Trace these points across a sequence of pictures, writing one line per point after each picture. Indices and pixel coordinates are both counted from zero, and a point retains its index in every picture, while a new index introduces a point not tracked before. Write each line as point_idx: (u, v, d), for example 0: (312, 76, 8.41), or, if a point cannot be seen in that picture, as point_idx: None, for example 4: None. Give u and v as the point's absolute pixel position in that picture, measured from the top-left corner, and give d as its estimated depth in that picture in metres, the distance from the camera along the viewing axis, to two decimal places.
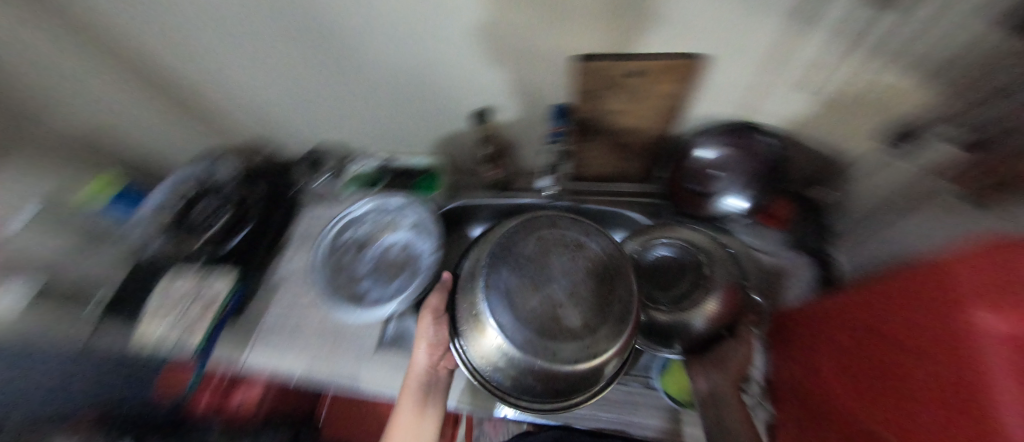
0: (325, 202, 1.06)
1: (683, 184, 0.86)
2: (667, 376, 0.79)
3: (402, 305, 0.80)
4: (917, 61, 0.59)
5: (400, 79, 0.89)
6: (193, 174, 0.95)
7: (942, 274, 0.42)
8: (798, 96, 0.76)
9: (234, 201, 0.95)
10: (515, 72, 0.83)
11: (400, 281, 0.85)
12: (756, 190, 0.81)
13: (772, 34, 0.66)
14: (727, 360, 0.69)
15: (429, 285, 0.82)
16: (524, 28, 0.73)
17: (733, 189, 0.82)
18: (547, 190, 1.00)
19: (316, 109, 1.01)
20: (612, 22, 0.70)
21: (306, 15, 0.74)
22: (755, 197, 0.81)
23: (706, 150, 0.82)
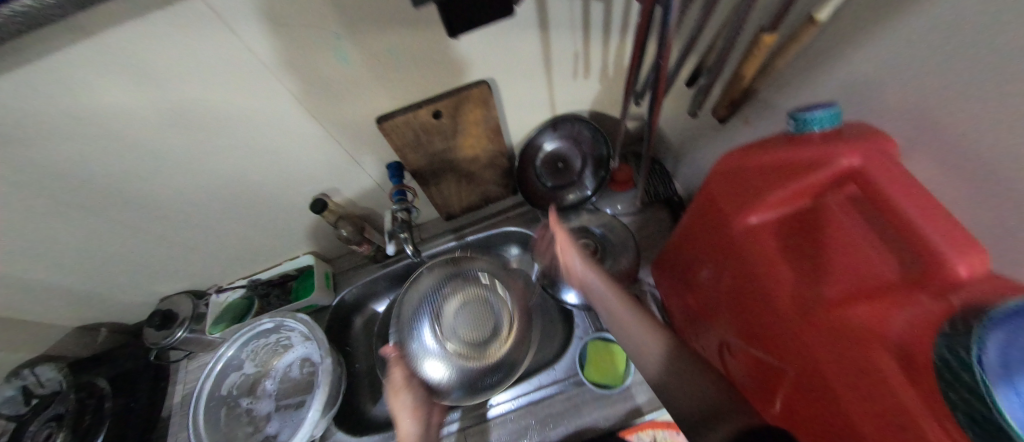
0: None
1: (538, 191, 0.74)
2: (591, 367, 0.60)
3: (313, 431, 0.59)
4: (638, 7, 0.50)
5: (258, 214, 0.65)
6: (3, 400, 0.64)
7: (714, 197, 0.40)
8: (582, 82, 0.62)
9: None
10: (344, 170, 0.62)
11: (306, 409, 0.65)
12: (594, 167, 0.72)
13: (522, 37, 0.51)
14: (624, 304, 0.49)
15: (337, 392, 0.63)
16: (321, 114, 0.52)
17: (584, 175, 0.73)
18: None
19: (177, 271, 0.72)
20: (384, 88, 0.51)
21: (138, 193, 0.54)
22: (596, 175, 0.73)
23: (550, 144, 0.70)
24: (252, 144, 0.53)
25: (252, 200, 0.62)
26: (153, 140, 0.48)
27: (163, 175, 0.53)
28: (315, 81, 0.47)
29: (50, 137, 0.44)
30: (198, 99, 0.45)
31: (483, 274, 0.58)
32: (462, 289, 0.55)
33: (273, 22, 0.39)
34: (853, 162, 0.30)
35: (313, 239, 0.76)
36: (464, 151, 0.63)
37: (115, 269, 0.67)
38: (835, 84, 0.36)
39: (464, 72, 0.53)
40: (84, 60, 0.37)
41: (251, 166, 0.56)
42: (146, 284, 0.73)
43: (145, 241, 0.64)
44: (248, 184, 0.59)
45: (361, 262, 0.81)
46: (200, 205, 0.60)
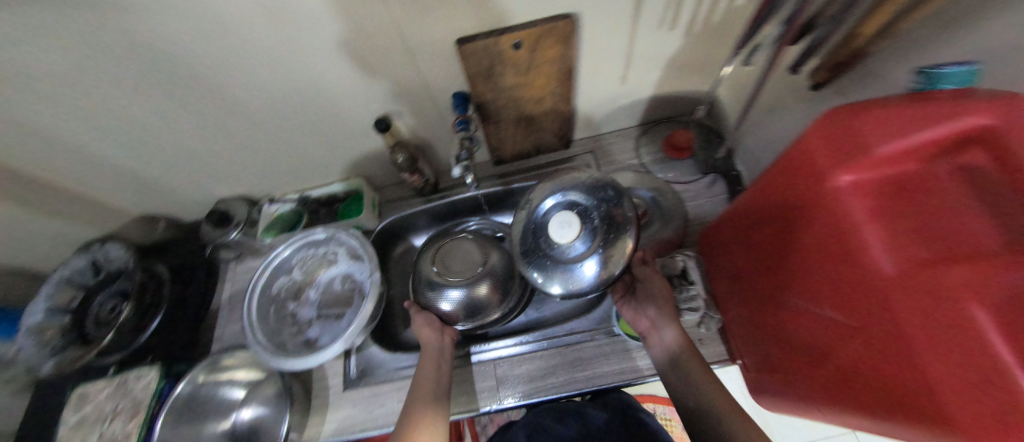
0: (140, 411, 0.61)
1: None
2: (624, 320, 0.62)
3: (354, 337, 0.63)
4: None
5: (321, 126, 0.66)
6: (73, 271, 0.70)
7: (803, 153, 0.38)
8: (665, 34, 0.59)
9: (118, 356, 0.65)
10: (409, 94, 0.62)
11: (347, 318, 0.69)
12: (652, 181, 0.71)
13: None
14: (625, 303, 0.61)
15: (378, 308, 0.66)
16: (401, 28, 0.51)
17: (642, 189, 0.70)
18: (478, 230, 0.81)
19: (237, 173, 0.75)
20: (468, 7, 0.49)
21: (219, 86, 0.56)
22: (655, 188, 0.70)
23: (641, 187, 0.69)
24: (331, 52, 0.53)
25: (318, 111, 0.63)
26: (243, 31, 0.48)
27: (245, 70, 0.54)
28: None
29: (152, 11, 0.45)
30: None
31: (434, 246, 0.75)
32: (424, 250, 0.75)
33: None
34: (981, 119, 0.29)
35: (365, 164, 0.78)
36: (531, 90, 0.62)
37: (181, 162, 0.69)
38: (969, 48, 0.34)
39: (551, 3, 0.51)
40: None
41: (326, 75, 0.57)
42: (207, 184, 0.76)
43: (215, 138, 0.66)
44: (320, 93, 0.59)
45: (406, 195, 0.82)
46: (271, 108, 0.61)
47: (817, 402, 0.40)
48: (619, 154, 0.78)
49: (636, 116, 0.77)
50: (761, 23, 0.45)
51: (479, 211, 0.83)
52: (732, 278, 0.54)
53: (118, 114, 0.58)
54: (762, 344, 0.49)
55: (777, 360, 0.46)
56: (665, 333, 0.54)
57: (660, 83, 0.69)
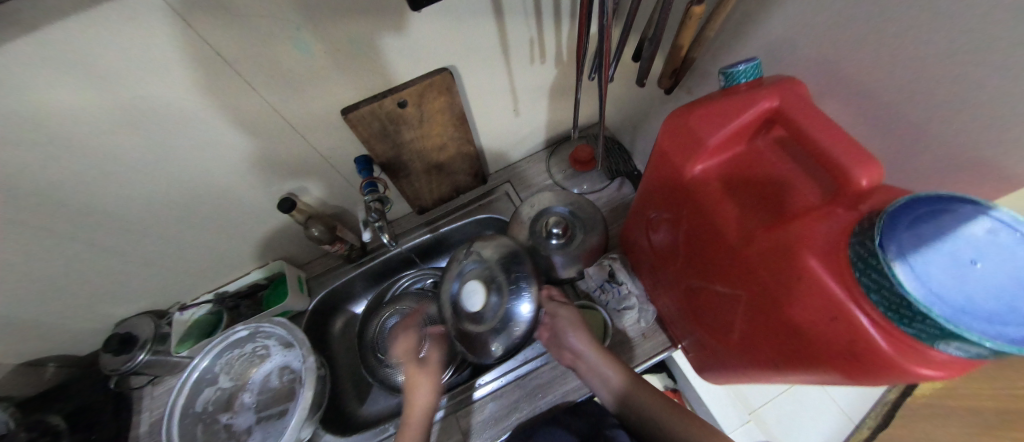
0: None
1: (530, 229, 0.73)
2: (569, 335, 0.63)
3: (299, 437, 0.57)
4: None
5: (222, 218, 0.63)
6: None
7: (661, 152, 0.43)
8: (541, 68, 0.65)
9: None
10: (310, 166, 0.62)
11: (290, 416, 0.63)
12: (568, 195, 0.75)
13: (480, 26, 0.53)
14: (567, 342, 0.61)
15: (322, 395, 0.62)
16: (283, 109, 0.51)
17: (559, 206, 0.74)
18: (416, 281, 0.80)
19: (133, 288, 0.67)
20: (346, 79, 0.51)
21: (89, 203, 0.51)
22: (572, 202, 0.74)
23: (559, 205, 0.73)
24: (213, 144, 0.51)
25: (215, 203, 0.60)
26: (104, 143, 0.46)
27: (117, 180, 0.50)
28: (274, 71, 0.47)
29: None
30: (151, 96, 0.43)
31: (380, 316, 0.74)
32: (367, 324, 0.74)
33: (228, 11, 0.39)
34: (772, 102, 0.35)
35: (282, 243, 0.74)
36: (431, 139, 0.65)
37: (57, 295, 0.61)
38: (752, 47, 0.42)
39: (426, 62, 0.55)
40: (21, 55, 0.35)
41: (211, 165, 0.54)
42: (98, 309, 0.68)
43: (99, 258, 0.59)
44: (211, 185, 0.57)
45: (335, 264, 0.80)
46: (156, 210, 0.57)
47: (738, 367, 0.44)
48: (534, 177, 0.83)
49: (541, 139, 0.83)
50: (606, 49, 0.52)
51: (414, 262, 0.82)
52: (650, 270, 0.58)
53: None
54: (687, 325, 0.53)
55: (701, 337, 0.50)
56: (606, 371, 0.57)
57: (551, 106, 0.75)
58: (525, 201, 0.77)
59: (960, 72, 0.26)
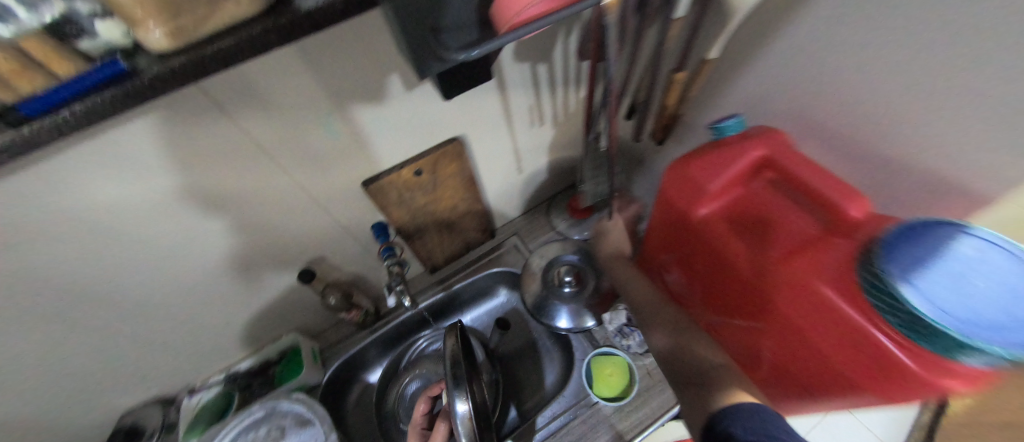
0: None
1: (542, 279, 0.74)
2: (596, 384, 0.63)
3: None
4: (575, 70, 0.63)
5: (241, 296, 0.63)
6: None
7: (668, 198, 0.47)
8: (540, 131, 0.72)
9: None
10: (329, 236, 0.64)
11: None
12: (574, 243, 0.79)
13: (488, 102, 0.60)
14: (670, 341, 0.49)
15: None
16: (309, 188, 0.55)
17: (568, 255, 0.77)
18: (432, 343, 0.79)
19: (141, 381, 0.64)
20: (368, 155, 0.56)
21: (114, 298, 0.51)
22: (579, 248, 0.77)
23: (568, 255, 0.76)
24: (242, 226, 0.53)
25: (237, 283, 0.61)
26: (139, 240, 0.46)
27: (146, 273, 0.51)
28: (306, 157, 0.51)
29: (30, 255, 0.40)
30: (190, 191, 0.45)
31: (406, 384, 0.74)
32: (390, 390, 0.74)
33: (275, 110, 0.44)
34: (762, 152, 0.40)
35: (294, 316, 0.73)
36: (443, 201, 0.69)
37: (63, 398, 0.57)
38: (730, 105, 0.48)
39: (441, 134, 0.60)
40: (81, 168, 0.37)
41: (238, 245, 0.56)
42: (101, 409, 0.63)
43: (113, 355, 0.57)
44: (232, 266, 0.58)
45: (349, 331, 0.79)
46: (178, 298, 0.56)
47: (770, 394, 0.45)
48: (538, 227, 0.86)
49: (541, 191, 0.88)
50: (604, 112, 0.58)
51: (428, 323, 0.81)
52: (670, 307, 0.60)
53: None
54: None
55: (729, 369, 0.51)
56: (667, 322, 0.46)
57: (550, 161, 0.81)
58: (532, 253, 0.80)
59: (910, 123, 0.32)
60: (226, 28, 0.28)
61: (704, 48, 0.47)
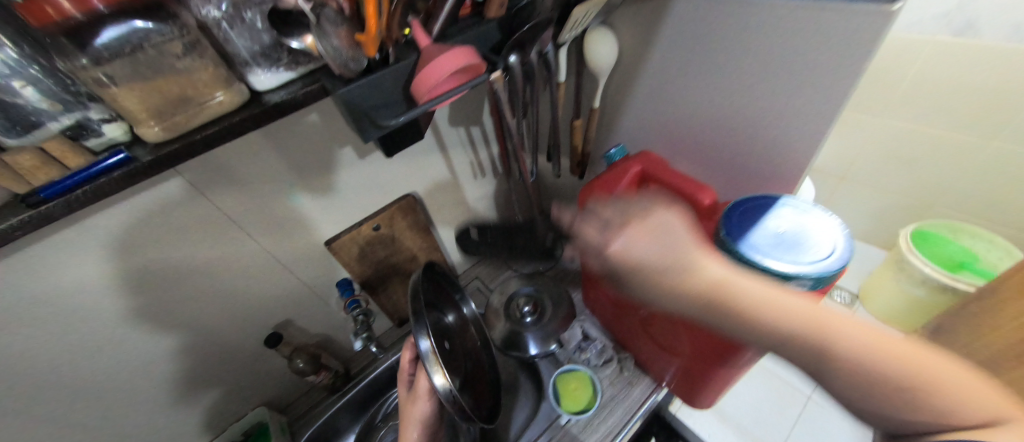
0: None
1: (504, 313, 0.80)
2: (564, 403, 0.66)
3: None
4: None
5: (206, 372, 0.63)
6: None
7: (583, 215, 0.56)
8: (484, 181, 0.83)
9: None
10: (296, 299, 0.67)
11: None
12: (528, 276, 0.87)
13: (434, 161, 0.71)
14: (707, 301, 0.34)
15: None
16: (276, 252, 0.60)
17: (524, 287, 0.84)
18: None
19: None
20: (331, 217, 0.64)
21: (70, 390, 0.50)
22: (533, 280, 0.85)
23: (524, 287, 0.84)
24: (210, 296, 0.57)
25: (202, 358, 0.61)
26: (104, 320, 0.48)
27: (108, 358, 0.51)
28: (273, 224, 0.57)
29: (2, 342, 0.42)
30: (162, 264, 0.49)
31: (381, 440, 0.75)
32: None
33: (246, 184, 0.51)
34: (640, 166, 0.52)
35: (261, 386, 0.72)
36: (404, 252, 0.76)
37: None
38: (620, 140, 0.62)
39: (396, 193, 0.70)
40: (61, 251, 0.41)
41: (206, 316, 0.58)
42: None
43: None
44: (198, 340, 0.59)
45: (319, 398, 0.78)
46: (145, 375, 0.56)
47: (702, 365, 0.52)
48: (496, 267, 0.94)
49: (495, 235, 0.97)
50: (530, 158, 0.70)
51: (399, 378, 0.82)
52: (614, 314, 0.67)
53: None
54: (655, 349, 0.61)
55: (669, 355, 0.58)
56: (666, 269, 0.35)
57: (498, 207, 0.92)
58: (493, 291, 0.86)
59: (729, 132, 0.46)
60: (213, 121, 0.37)
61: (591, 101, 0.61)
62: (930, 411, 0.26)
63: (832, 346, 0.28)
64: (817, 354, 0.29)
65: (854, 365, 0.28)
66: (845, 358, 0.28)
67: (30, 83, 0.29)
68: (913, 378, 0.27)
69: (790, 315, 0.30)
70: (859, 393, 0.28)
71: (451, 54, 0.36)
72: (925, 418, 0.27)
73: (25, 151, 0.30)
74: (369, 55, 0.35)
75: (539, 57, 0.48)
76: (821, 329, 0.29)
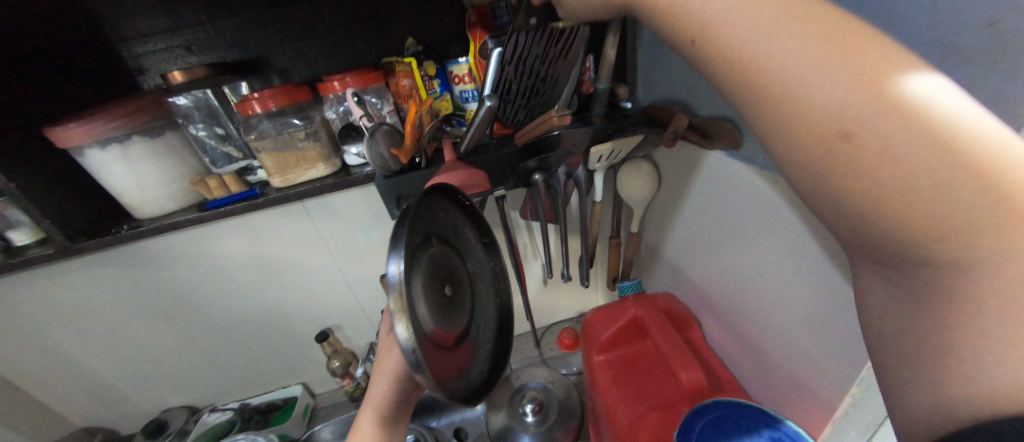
0: None
1: (510, 401, 0.78)
2: None
3: None
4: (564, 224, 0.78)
5: (275, 341, 0.81)
6: None
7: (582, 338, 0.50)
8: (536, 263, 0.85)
9: None
10: (349, 312, 0.81)
11: None
12: (551, 373, 0.82)
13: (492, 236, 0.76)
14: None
15: None
16: (344, 272, 0.75)
17: (540, 384, 0.80)
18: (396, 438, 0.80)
19: (187, 388, 0.82)
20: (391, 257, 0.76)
21: (201, 316, 0.73)
22: (551, 380, 0.81)
23: (538, 384, 0.80)
24: (294, 289, 0.75)
25: (275, 330, 0.80)
26: (231, 280, 0.70)
27: (225, 304, 0.73)
28: (349, 251, 0.72)
29: (185, 269, 0.66)
30: (271, 256, 0.69)
31: None
32: None
33: (336, 218, 0.68)
34: (639, 311, 0.47)
35: (306, 369, 0.88)
36: None
37: (143, 380, 0.78)
38: (665, 261, 0.57)
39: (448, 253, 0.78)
40: (224, 228, 0.64)
41: (287, 300, 0.76)
42: (155, 400, 0.82)
43: (184, 359, 0.78)
44: (277, 315, 0.78)
45: (341, 400, 0.89)
46: (240, 325, 0.77)
47: None
48: (527, 350, 0.90)
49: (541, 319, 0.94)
50: (574, 259, 0.69)
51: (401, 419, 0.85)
52: None
53: (109, 343, 0.72)
54: None
55: None
56: None
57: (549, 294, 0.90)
58: (510, 373, 0.84)
59: (774, 301, 0.38)
60: (311, 179, 0.53)
61: (645, 216, 0.58)
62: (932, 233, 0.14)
63: (798, 96, 0.16)
64: (763, 114, 0.17)
65: (937, 113, 0.14)
66: (860, 130, 0.15)
67: (233, 143, 0.54)
68: (968, 192, 0.14)
69: (804, 20, 0.16)
70: (867, 202, 0.15)
71: (455, 175, 0.43)
72: (925, 252, 0.15)
73: (213, 177, 0.52)
74: (404, 162, 0.46)
75: (566, 176, 0.50)
76: (860, 57, 0.15)
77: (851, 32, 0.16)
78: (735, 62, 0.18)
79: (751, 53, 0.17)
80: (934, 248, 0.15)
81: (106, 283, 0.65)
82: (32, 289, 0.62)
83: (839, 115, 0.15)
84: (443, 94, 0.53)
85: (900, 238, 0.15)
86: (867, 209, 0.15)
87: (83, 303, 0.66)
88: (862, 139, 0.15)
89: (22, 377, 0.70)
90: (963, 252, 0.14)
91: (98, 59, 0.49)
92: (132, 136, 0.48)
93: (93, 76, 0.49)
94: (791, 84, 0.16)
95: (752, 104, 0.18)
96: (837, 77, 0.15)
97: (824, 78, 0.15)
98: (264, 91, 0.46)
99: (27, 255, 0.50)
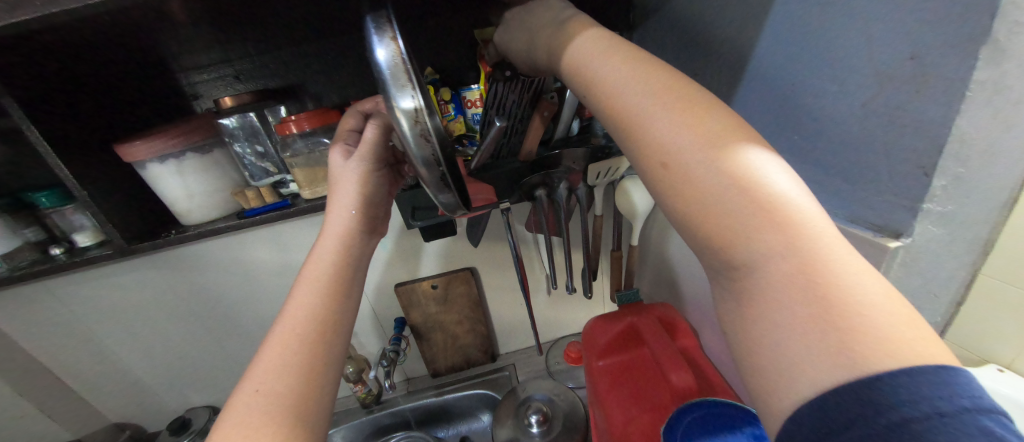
0: None
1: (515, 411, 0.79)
2: None
3: None
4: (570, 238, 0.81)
5: None
6: None
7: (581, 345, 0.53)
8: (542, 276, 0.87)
9: None
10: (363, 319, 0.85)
11: None
12: (556, 385, 0.83)
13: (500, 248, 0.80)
14: (612, 58, 0.26)
15: None
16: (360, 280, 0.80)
17: (545, 395, 0.81)
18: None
19: (209, 388, 0.87)
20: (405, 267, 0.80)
21: (228, 319, 0.79)
22: (556, 393, 0.81)
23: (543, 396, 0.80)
24: None
25: None
26: (257, 284, 0.75)
27: (250, 308, 0.78)
28: None
29: (218, 273, 0.72)
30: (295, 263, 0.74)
31: None
32: None
33: None
34: (635, 319, 0.49)
35: None
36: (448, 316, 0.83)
37: (170, 378, 0.84)
38: (664, 272, 0.59)
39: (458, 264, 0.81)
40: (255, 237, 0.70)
41: None
42: (179, 400, 0.87)
43: (207, 360, 0.83)
44: None
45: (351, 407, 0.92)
46: (262, 329, 0.81)
47: None
48: (533, 363, 0.91)
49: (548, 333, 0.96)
50: (577, 272, 0.72)
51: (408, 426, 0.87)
52: None
53: (145, 342, 0.78)
54: None
55: None
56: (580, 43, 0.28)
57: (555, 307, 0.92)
58: (516, 384, 0.86)
59: None
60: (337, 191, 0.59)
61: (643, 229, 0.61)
62: (725, 240, 0.21)
63: (643, 135, 0.24)
64: (628, 148, 0.25)
65: (731, 154, 0.21)
66: (673, 162, 0.22)
67: (270, 160, 0.61)
68: (739, 203, 0.20)
69: (652, 85, 0.24)
70: (687, 216, 0.22)
71: None
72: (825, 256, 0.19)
73: (252, 189, 0.58)
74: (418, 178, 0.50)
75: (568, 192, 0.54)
76: (684, 112, 0.23)
77: (688, 96, 0.23)
78: (609, 112, 0.26)
79: (618, 103, 0.25)
80: (731, 255, 0.21)
81: (148, 285, 0.71)
82: (86, 288, 0.69)
83: (660, 150, 0.23)
84: (456, 116, 0.59)
85: (714, 244, 0.22)
86: (684, 218, 0.22)
87: (126, 303, 0.72)
88: (675, 169, 0.22)
89: (67, 371, 0.76)
90: (745, 256, 0.20)
91: (165, 86, 0.56)
92: (187, 152, 0.55)
93: (157, 101, 0.57)
94: (638, 128, 0.24)
95: (623, 140, 0.26)
96: (660, 124, 0.23)
97: (656, 125, 0.23)
98: (301, 115, 0.52)
99: (90, 255, 0.56)
